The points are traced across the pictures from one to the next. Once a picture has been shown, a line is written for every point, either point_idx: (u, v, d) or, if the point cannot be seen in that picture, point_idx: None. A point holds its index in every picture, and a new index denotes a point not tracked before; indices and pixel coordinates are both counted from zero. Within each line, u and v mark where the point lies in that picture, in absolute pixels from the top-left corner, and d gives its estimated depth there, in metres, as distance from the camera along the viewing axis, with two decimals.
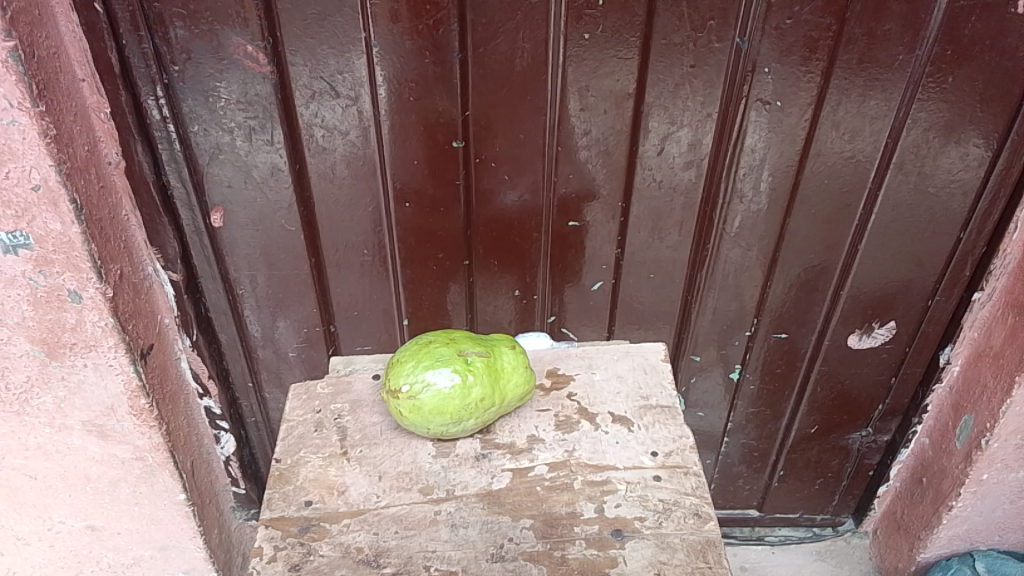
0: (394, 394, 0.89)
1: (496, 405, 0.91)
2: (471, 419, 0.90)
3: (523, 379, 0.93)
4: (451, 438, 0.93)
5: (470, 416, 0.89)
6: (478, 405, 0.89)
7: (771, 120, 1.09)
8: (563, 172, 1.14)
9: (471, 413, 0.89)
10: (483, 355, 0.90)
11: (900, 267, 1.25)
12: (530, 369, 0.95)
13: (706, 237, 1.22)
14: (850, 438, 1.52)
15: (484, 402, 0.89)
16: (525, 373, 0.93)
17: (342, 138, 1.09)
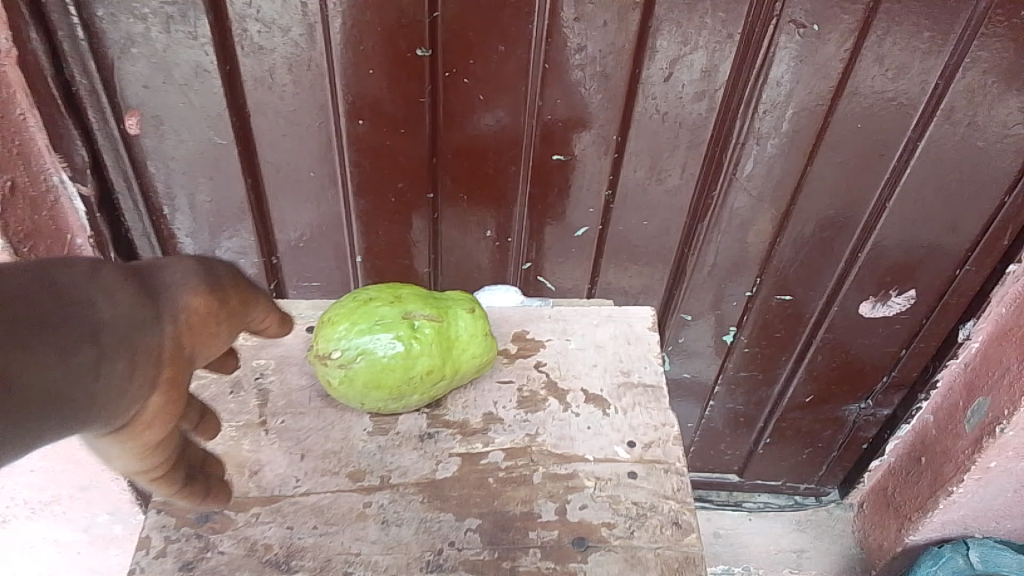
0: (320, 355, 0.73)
1: (447, 380, 0.76)
2: (415, 394, 0.75)
3: (483, 352, 0.77)
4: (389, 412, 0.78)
5: (412, 392, 0.74)
6: (423, 379, 0.73)
7: (804, 48, 0.90)
8: (549, 95, 0.95)
9: (414, 388, 0.74)
10: (433, 319, 0.74)
11: (929, 231, 1.09)
12: (494, 340, 0.80)
13: (712, 181, 1.05)
14: (847, 410, 1.38)
15: (430, 375, 0.74)
16: (486, 345, 0.78)
17: (282, 35, 0.89)
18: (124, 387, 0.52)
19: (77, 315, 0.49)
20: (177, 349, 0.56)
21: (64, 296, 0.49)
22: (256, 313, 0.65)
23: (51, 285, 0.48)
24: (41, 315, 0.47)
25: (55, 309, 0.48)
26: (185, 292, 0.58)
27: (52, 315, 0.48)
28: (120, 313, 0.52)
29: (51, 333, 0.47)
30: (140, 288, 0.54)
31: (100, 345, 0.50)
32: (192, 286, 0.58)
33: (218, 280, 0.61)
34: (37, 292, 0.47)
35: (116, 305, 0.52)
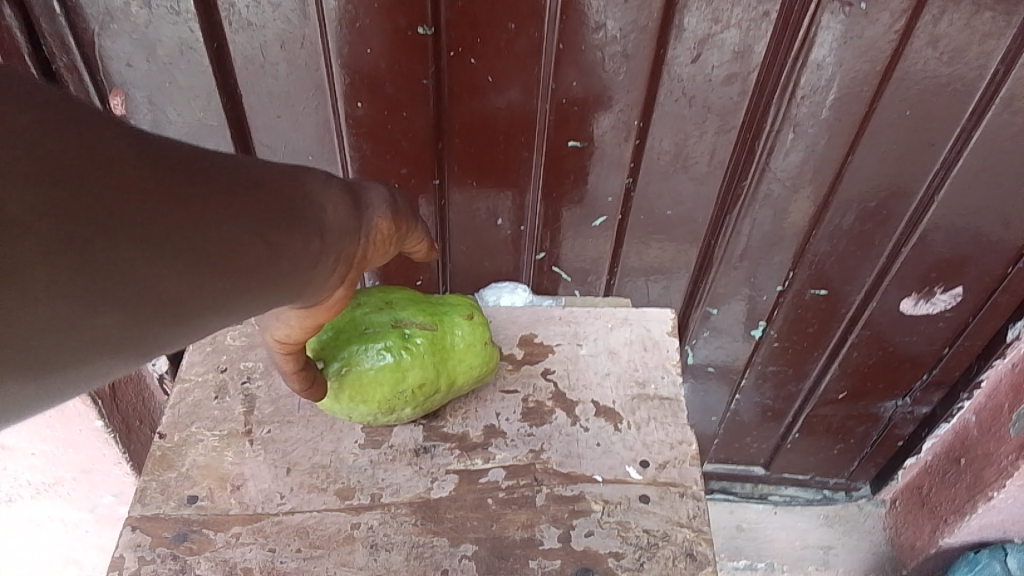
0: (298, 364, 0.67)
1: (442, 392, 0.70)
2: (407, 408, 0.69)
3: (483, 361, 0.71)
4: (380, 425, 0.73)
5: (404, 406, 0.69)
6: (415, 393, 0.68)
7: (849, 28, 0.81)
8: (565, 76, 0.88)
9: (405, 403, 0.68)
10: (426, 328, 0.68)
11: (980, 225, 0.99)
12: (495, 346, 0.74)
13: (742, 170, 0.97)
14: (882, 406, 1.30)
15: (423, 389, 0.68)
16: (486, 353, 0.72)
17: (273, 12, 0.82)
18: (331, 281, 0.56)
19: (311, 214, 0.52)
20: (365, 255, 0.59)
21: (304, 195, 0.52)
22: (417, 238, 0.65)
23: (293, 183, 0.52)
24: (293, 210, 0.51)
25: (290, 204, 0.51)
26: (377, 211, 0.59)
27: (290, 209, 0.51)
28: (338, 220, 0.55)
29: (296, 224, 0.51)
30: (352, 199, 0.57)
31: (326, 243, 0.54)
32: (385, 206, 0.60)
33: (396, 200, 0.62)
34: (286, 187, 0.51)
35: (335, 210, 0.55)
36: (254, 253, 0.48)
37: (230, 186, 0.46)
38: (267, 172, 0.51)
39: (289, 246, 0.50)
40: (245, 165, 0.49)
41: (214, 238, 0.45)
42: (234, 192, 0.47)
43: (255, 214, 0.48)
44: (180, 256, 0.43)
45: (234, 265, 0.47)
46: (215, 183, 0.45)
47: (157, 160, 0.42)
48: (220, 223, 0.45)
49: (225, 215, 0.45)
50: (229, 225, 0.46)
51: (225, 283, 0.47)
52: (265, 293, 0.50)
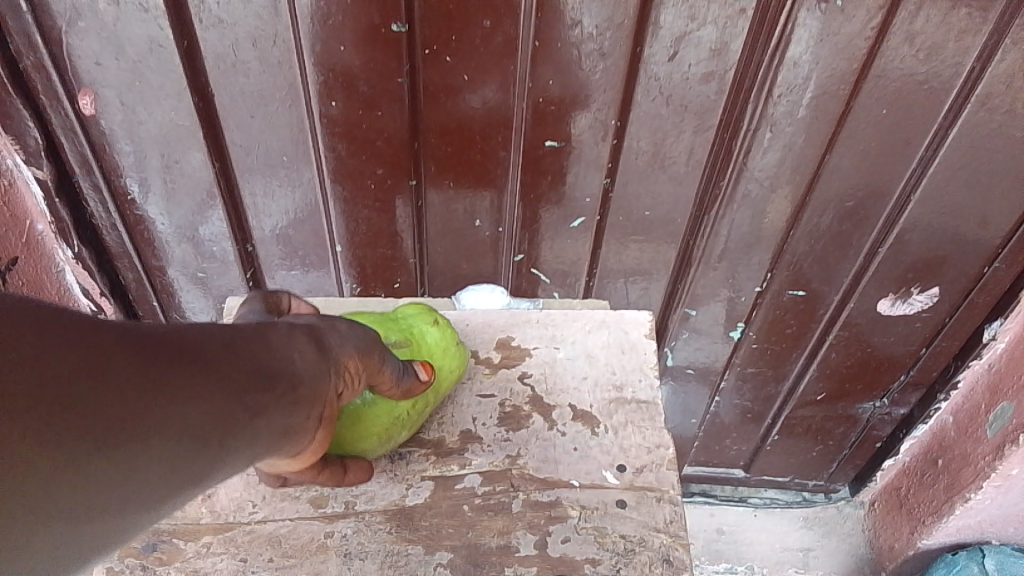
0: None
1: (431, 404, 0.71)
2: (402, 432, 0.69)
3: (460, 364, 0.73)
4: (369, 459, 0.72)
5: (400, 432, 0.69)
6: (409, 414, 0.68)
7: (825, 26, 0.80)
8: (542, 74, 0.87)
9: (401, 428, 0.68)
10: (401, 345, 0.69)
11: (956, 225, 1.00)
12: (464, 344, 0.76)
13: (720, 171, 0.96)
14: (861, 408, 1.30)
15: (416, 408, 0.69)
16: (461, 356, 0.74)
17: (243, 8, 0.80)
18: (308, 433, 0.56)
19: (286, 370, 0.53)
20: (338, 395, 0.58)
21: (274, 350, 0.53)
22: (385, 374, 0.63)
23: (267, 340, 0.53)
24: (267, 367, 0.51)
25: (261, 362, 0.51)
26: (344, 351, 0.59)
27: (268, 366, 0.51)
28: (308, 366, 0.55)
29: (275, 382, 0.51)
30: (318, 343, 0.57)
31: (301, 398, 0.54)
32: (354, 344, 0.60)
33: (366, 336, 0.62)
34: (261, 345, 0.52)
35: (304, 358, 0.55)
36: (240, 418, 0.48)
37: (208, 359, 0.47)
38: (238, 333, 0.51)
39: (272, 402, 0.51)
40: (214, 331, 0.49)
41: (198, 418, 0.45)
42: (213, 363, 0.47)
43: (236, 380, 0.48)
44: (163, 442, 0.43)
45: (219, 437, 0.47)
46: (196, 359, 0.46)
47: (137, 352, 0.42)
48: (204, 401, 0.45)
49: (208, 392, 0.46)
50: (211, 400, 0.46)
51: (218, 453, 0.47)
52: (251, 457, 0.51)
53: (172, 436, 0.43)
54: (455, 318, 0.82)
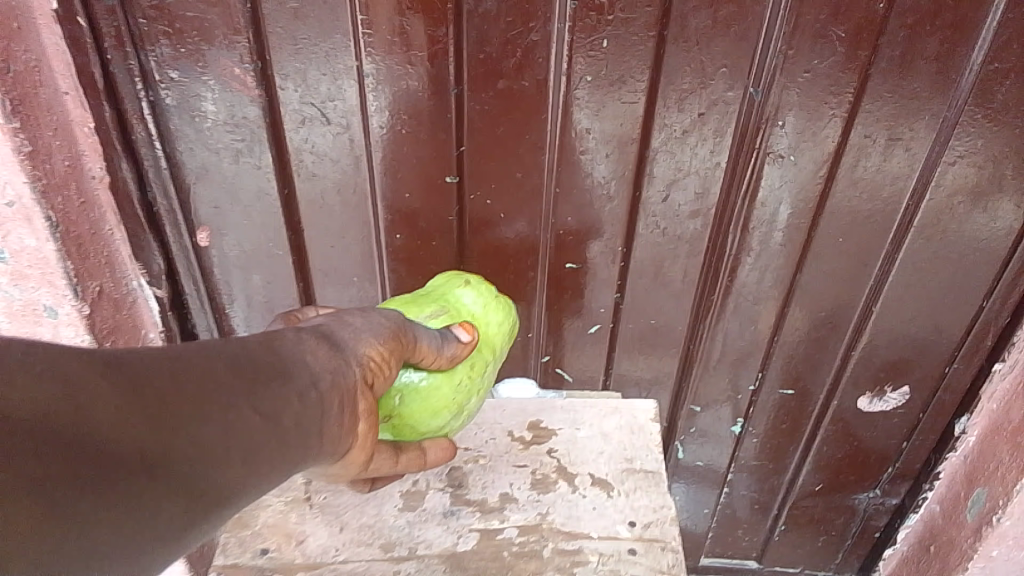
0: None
1: (487, 363, 0.86)
2: (472, 391, 0.85)
3: (500, 318, 0.89)
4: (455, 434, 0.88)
5: (468, 396, 0.84)
6: (470, 377, 0.84)
7: (785, 174, 1.02)
8: (562, 212, 1.09)
9: (468, 394, 0.84)
10: (440, 314, 0.85)
11: (916, 331, 1.18)
12: (501, 297, 0.91)
13: (712, 287, 1.17)
14: (856, 498, 1.44)
15: (474, 371, 0.84)
16: (498, 310, 0.89)
17: (333, 165, 1.05)
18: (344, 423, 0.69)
19: (297, 370, 0.66)
20: (365, 380, 0.72)
21: (279, 355, 0.66)
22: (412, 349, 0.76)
23: (269, 347, 0.66)
24: (275, 371, 0.64)
25: (276, 367, 0.64)
26: (362, 342, 0.72)
27: (274, 374, 0.63)
28: (321, 360, 0.68)
29: (280, 387, 0.63)
30: (329, 342, 0.70)
31: (321, 390, 0.66)
32: (368, 334, 0.73)
33: (382, 324, 0.75)
34: (264, 354, 0.64)
35: (317, 356, 0.68)
36: (258, 421, 0.59)
37: (215, 372, 0.58)
38: (241, 348, 0.63)
39: (285, 404, 0.62)
40: (216, 348, 0.61)
41: (217, 425, 0.56)
42: (219, 375, 0.59)
43: (244, 387, 0.60)
44: (196, 444, 0.54)
45: (243, 441, 0.58)
46: (202, 374, 0.57)
47: (148, 373, 0.53)
48: (218, 408, 0.57)
49: (219, 401, 0.57)
50: (223, 407, 0.57)
51: (258, 450, 0.59)
52: (283, 460, 0.62)
53: (197, 439, 0.54)
54: (495, 404, 1.02)
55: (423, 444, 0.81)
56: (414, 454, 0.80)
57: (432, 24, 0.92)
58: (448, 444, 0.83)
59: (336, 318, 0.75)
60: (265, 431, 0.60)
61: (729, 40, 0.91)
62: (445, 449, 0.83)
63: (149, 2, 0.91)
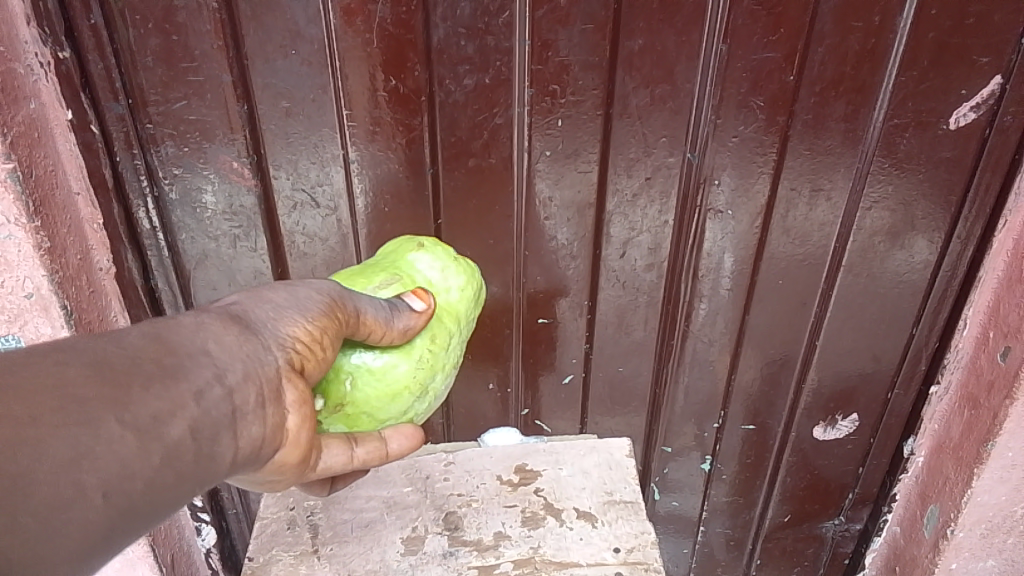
0: (320, 416, 0.85)
1: (450, 333, 0.92)
2: (435, 367, 0.90)
3: (459, 282, 0.94)
4: (422, 416, 0.93)
5: (431, 373, 0.90)
6: (431, 351, 0.89)
7: (725, 227, 1.16)
8: (531, 273, 1.21)
9: (430, 369, 0.89)
10: (393, 284, 0.90)
11: (857, 362, 1.31)
12: (460, 260, 0.96)
13: (670, 332, 1.28)
14: (823, 527, 1.53)
15: (435, 344, 0.90)
16: (457, 274, 0.94)
17: (322, 244, 1.16)
18: (265, 418, 0.70)
19: (196, 364, 0.65)
20: (288, 364, 0.73)
21: (172, 350, 0.64)
22: (347, 325, 0.79)
23: (157, 343, 0.64)
24: (162, 369, 0.62)
25: (162, 368, 0.62)
26: (283, 326, 0.74)
27: (155, 376, 0.61)
28: (226, 346, 0.68)
29: (162, 393, 0.61)
30: (242, 327, 0.71)
31: (225, 385, 0.66)
32: (289, 316, 0.75)
33: (306, 306, 0.76)
34: (150, 352, 0.63)
35: (222, 344, 0.68)
36: (129, 437, 0.58)
37: (68, 383, 0.56)
38: (118, 348, 0.61)
39: (166, 413, 0.61)
40: (81, 350, 0.59)
41: (69, 447, 0.54)
42: (77, 387, 0.56)
43: (108, 397, 0.58)
44: (39, 476, 0.52)
45: (112, 458, 0.57)
46: (52, 388, 0.55)
47: None
48: (72, 426, 0.54)
49: (73, 418, 0.55)
50: (77, 424, 0.55)
51: (148, 460, 0.59)
52: (181, 464, 0.62)
53: (38, 472, 0.52)
54: (481, 451, 1.10)
55: (384, 434, 0.80)
56: (374, 446, 0.79)
57: (408, 114, 1.04)
58: (414, 431, 0.82)
59: (254, 299, 0.75)
60: (138, 446, 0.58)
61: (666, 113, 1.06)
62: (413, 436, 0.82)
63: (156, 109, 1.02)
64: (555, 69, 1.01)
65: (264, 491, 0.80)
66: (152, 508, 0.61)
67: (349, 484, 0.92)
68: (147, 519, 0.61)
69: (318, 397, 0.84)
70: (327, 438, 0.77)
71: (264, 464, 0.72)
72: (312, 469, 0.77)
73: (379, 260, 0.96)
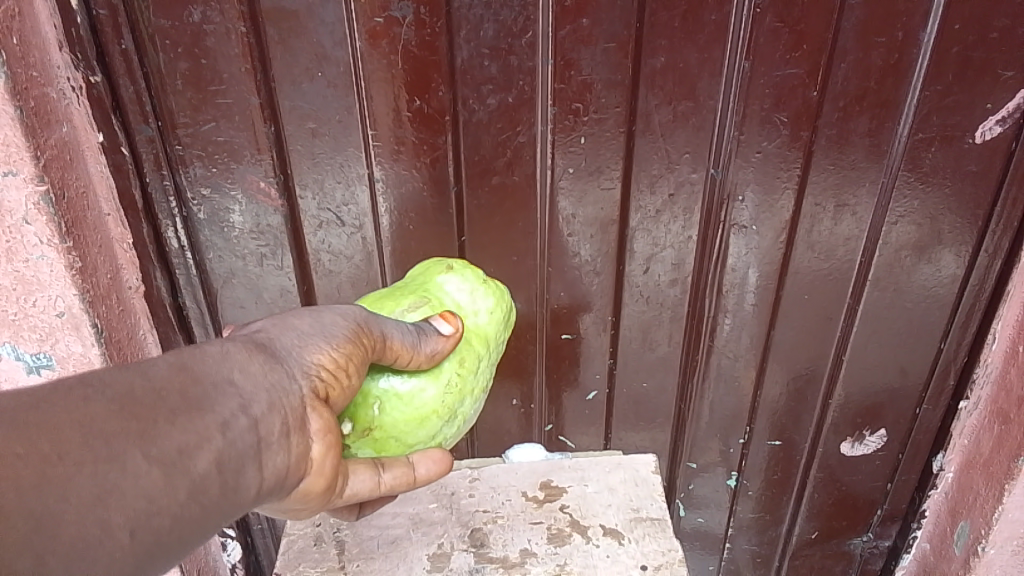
0: (348, 440, 0.85)
1: (478, 356, 0.93)
2: (463, 391, 0.91)
3: (487, 305, 0.95)
4: (450, 441, 0.93)
5: (459, 397, 0.90)
6: (460, 375, 0.90)
7: (749, 242, 1.16)
8: (555, 289, 1.21)
9: (458, 394, 0.90)
10: (423, 307, 0.90)
11: (884, 377, 1.30)
12: (488, 283, 0.97)
13: (695, 347, 1.28)
14: (851, 543, 1.51)
15: (463, 367, 0.90)
16: (485, 298, 0.95)
17: (347, 262, 1.17)
18: (290, 447, 0.70)
19: (221, 394, 0.65)
20: (315, 393, 0.73)
21: (197, 379, 0.65)
22: (373, 351, 0.79)
23: (182, 373, 0.64)
24: (188, 402, 0.63)
25: (187, 401, 0.63)
26: (309, 355, 0.74)
27: (179, 409, 0.62)
28: (250, 376, 0.68)
29: (188, 425, 0.62)
30: (268, 355, 0.71)
31: (251, 416, 0.66)
32: (314, 343, 0.75)
33: (332, 333, 0.76)
34: (176, 384, 0.63)
35: (247, 373, 0.68)
36: (154, 472, 0.58)
37: (93, 420, 0.57)
38: (144, 380, 0.62)
39: (192, 446, 0.61)
40: (106, 384, 0.60)
41: (92, 487, 0.55)
42: (99, 422, 0.57)
43: (133, 432, 0.58)
44: (65, 515, 0.54)
45: (137, 494, 0.57)
46: (78, 425, 0.56)
47: (6, 437, 0.53)
48: (95, 464, 0.56)
49: (96, 457, 0.56)
50: (99, 463, 0.56)
51: (174, 495, 0.60)
52: (208, 498, 0.62)
53: (62, 511, 0.53)
54: (506, 467, 1.10)
55: (412, 459, 0.81)
56: (403, 470, 0.80)
57: (432, 134, 1.05)
58: (441, 456, 0.83)
59: (279, 326, 0.76)
60: (163, 480, 0.59)
61: (689, 130, 1.06)
62: (440, 460, 0.83)
63: (185, 131, 1.04)
64: (578, 88, 1.02)
65: (289, 519, 0.80)
66: (180, 543, 0.61)
67: (375, 510, 0.93)
68: (177, 552, 0.62)
69: (346, 420, 0.85)
70: (355, 464, 0.78)
71: (291, 491, 0.73)
72: (339, 495, 0.77)
73: (407, 283, 0.96)
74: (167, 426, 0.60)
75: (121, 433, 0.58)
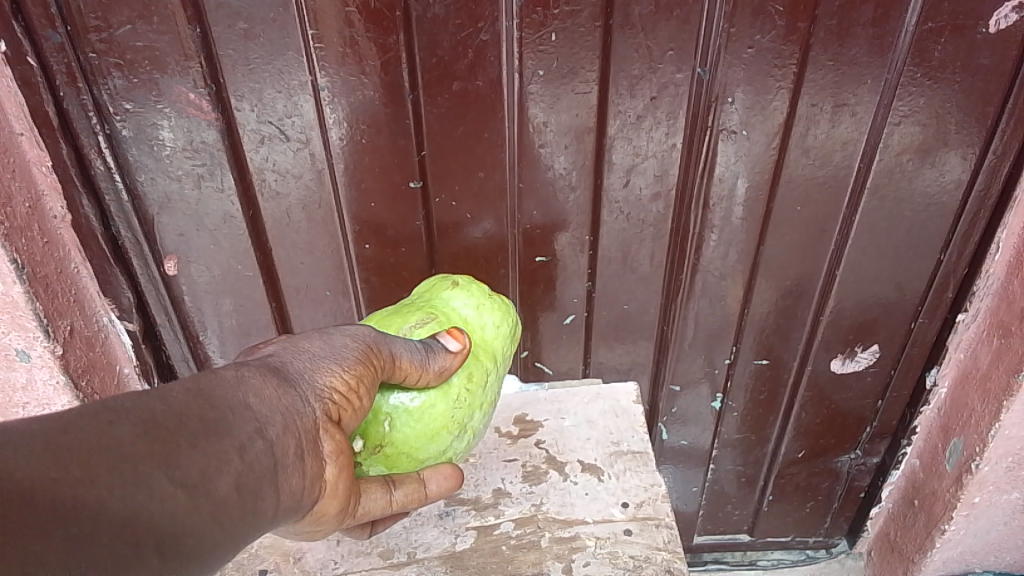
0: (359, 458, 0.79)
1: (487, 370, 0.85)
2: (474, 406, 0.83)
3: (495, 319, 0.88)
4: (462, 456, 0.85)
5: (470, 412, 0.82)
6: (469, 390, 0.82)
7: (739, 150, 1.05)
8: (527, 207, 1.11)
9: (468, 408, 0.82)
10: (428, 322, 0.83)
11: (879, 292, 1.22)
12: (495, 296, 0.90)
13: (679, 266, 1.19)
14: (838, 461, 1.47)
15: (472, 382, 0.83)
16: (492, 311, 0.88)
17: (296, 181, 1.05)
18: (305, 470, 0.67)
19: (239, 419, 0.63)
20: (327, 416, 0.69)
21: (215, 405, 0.63)
22: (387, 373, 0.75)
23: (200, 397, 0.62)
24: (207, 426, 0.61)
25: (208, 423, 0.61)
26: (321, 377, 0.70)
27: (200, 432, 0.60)
28: (264, 402, 0.66)
29: (208, 447, 0.60)
30: (280, 379, 0.68)
31: (268, 439, 0.64)
32: (325, 365, 0.71)
33: (344, 354, 0.73)
34: (195, 408, 0.61)
35: (261, 398, 0.66)
36: (178, 495, 0.56)
37: (121, 443, 0.55)
38: (164, 406, 0.59)
39: (212, 468, 0.59)
40: (127, 408, 0.57)
41: (125, 508, 0.53)
42: (127, 446, 0.55)
43: (159, 455, 0.56)
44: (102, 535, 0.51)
45: (162, 516, 0.55)
46: (109, 448, 0.54)
47: (39, 458, 0.50)
48: (126, 488, 0.53)
49: (127, 480, 0.53)
50: (129, 485, 0.54)
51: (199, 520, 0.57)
52: (230, 526, 0.60)
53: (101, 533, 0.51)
54: None
55: (423, 475, 0.78)
56: (413, 486, 0.77)
57: (382, 33, 0.93)
58: (452, 471, 0.80)
59: (292, 350, 0.72)
60: (188, 503, 0.57)
61: (673, 23, 0.94)
62: (450, 476, 0.80)
63: (98, 36, 0.90)
64: None
65: (300, 541, 0.77)
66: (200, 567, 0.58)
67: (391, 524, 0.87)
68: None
69: (356, 437, 0.79)
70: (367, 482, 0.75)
71: (304, 516, 0.70)
72: (351, 516, 0.75)
73: (413, 299, 0.89)
74: (190, 451, 0.58)
75: (150, 457, 0.56)
